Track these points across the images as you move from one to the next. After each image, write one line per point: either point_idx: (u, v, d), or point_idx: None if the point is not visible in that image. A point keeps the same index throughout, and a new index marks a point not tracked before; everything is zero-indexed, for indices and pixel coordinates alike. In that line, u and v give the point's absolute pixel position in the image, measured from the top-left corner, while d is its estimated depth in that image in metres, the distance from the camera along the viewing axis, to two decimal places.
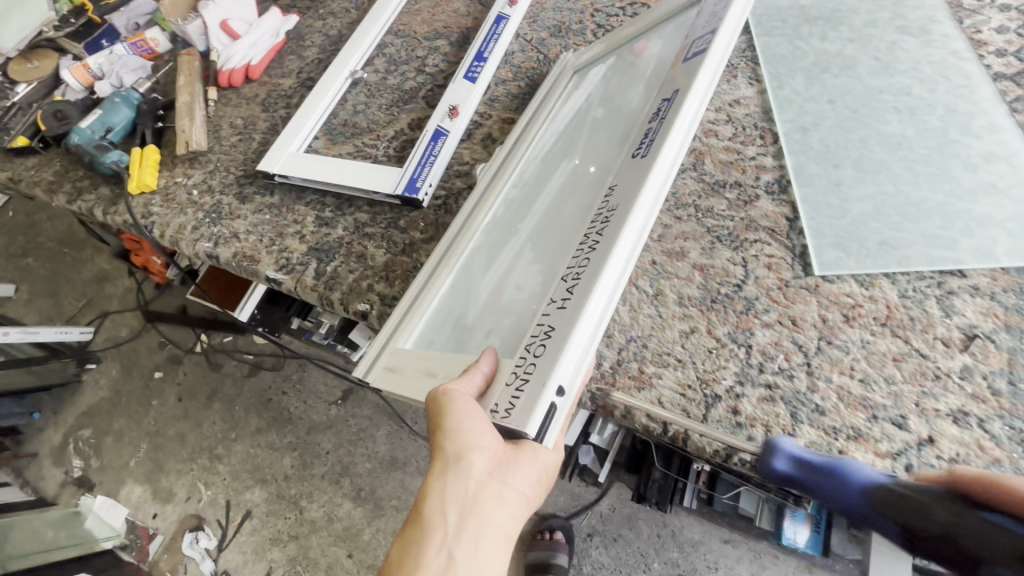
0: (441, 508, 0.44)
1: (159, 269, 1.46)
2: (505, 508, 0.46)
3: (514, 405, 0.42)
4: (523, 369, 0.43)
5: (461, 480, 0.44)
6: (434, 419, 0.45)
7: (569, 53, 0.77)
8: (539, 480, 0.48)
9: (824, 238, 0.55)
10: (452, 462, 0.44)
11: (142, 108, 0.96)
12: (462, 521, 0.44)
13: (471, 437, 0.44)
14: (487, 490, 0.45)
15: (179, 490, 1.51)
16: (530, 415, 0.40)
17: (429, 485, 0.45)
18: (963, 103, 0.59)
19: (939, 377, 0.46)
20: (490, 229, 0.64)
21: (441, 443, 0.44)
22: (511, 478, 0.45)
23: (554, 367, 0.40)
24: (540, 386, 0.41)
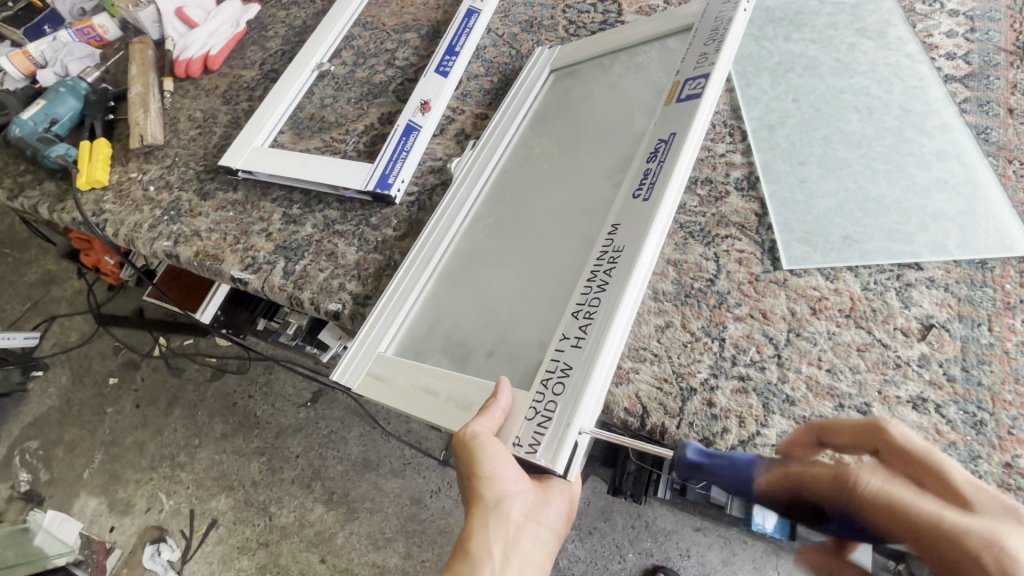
0: (485, 558, 0.43)
1: (111, 269, 1.38)
2: (544, 547, 0.46)
3: (539, 442, 0.43)
4: (543, 406, 0.45)
5: (501, 525, 0.44)
6: (464, 465, 0.44)
7: (542, 48, 0.78)
8: (567, 517, 0.49)
9: (791, 233, 0.56)
10: (491, 509, 0.44)
11: (91, 99, 0.90)
12: (507, 567, 0.43)
13: (506, 482, 0.44)
14: (526, 530, 0.45)
15: (138, 502, 1.44)
16: (558, 455, 0.42)
17: (468, 535, 0.44)
18: (917, 104, 0.62)
19: (900, 365, 0.48)
20: (471, 234, 0.64)
21: (479, 491, 0.44)
22: (544, 516, 0.46)
23: (578, 409, 0.42)
24: (564, 427, 0.42)
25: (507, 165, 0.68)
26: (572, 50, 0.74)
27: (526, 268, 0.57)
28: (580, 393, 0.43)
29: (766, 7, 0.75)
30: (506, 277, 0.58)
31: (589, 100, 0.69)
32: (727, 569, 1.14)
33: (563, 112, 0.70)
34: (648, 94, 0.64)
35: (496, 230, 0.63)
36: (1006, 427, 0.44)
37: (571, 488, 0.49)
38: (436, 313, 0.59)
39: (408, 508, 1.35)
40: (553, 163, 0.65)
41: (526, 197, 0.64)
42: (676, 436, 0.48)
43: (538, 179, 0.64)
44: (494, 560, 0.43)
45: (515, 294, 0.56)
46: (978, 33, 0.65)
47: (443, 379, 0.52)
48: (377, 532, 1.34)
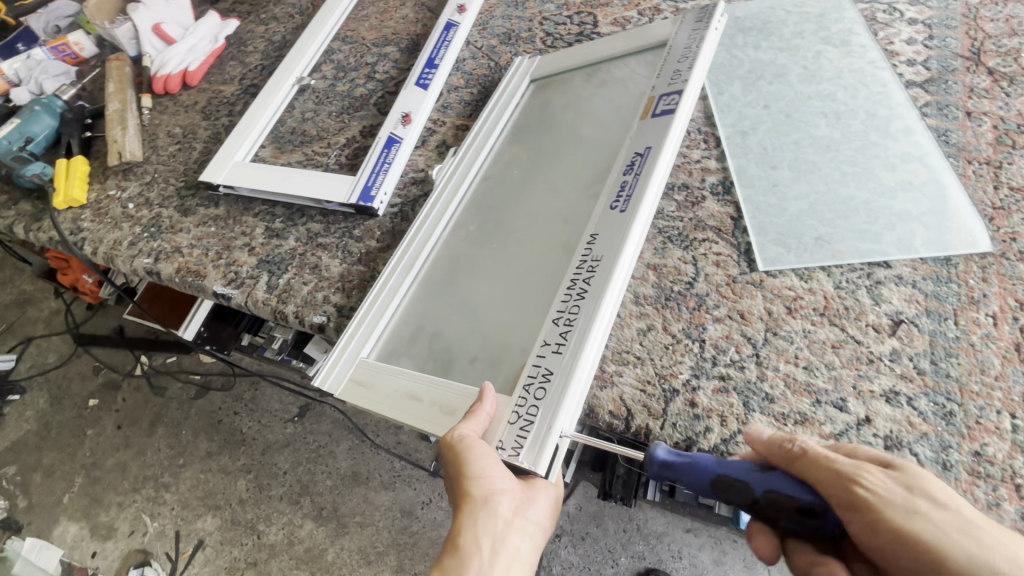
0: (474, 553, 0.43)
1: (89, 288, 1.36)
2: (531, 544, 0.46)
3: (522, 445, 0.44)
4: (525, 411, 0.45)
5: (490, 522, 0.44)
6: (452, 467, 0.45)
7: (521, 60, 0.79)
8: (554, 510, 0.49)
9: (766, 235, 0.58)
10: (479, 507, 0.44)
11: (67, 116, 0.90)
12: (495, 561, 0.43)
13: (494, 480, 0.44)
14: (514, 523, 0.45)
15: (121, 525, 1.41)
16: (540, 458, 0.43)
17: (457, 532, 0.44)
18: (881, 109, 0.64)
19: (873, 360, 0.50)
20: (453, 240, 0.64)
21: (467, 489, 0.44)
22: (532, 513, 0.46)
23: (559, 413, 0.43)
24: (546, 431, 0.44)
25: (488, 173, 0.69)
26: (552, 62, 0.75)
27: (508, 276, 0.58)
28: (561, 399, 0.44)
29: (736, 18, 0.77)
30: (488, 284, 0.59)
31: (568, 110, 0.70)
32: (719, 569, 1.15)
33: (543, 121, 0.71)
34: (625, 106, 0.66)
35: (477, 237, 0.63)
36: (975, 417, 0.46)
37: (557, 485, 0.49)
38: (419, 319, 0.60)
39: (399, 520, 1.34)
40: (533, 171, 0.66)
41: (507, 205, 0.64)
42: (660, 436, 0.49)
43: (519, 186, 0.66)
44: (483, 556, 0.43)
45: (497, 301, 0.57)
46: (936, 40, 0.68)
47: (430, 384, 0.53)
48: (368, 546, 1.32)
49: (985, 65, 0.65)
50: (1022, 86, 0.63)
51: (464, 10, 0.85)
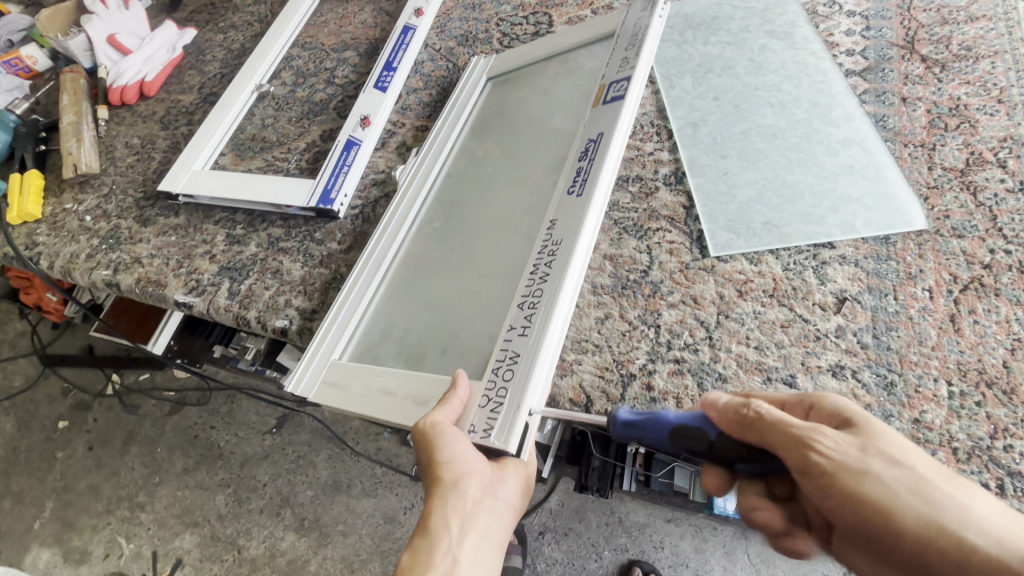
0: (443, 533, 0.43)
1: (54, 307, 1.33)
2: (502, 523, 0.47)
3: (493, 425, 0.44)
4: (494, 393, 0.46)
5: (461, 505, 0.44)
6: (422, 453, 0.45)
7: (478, 59, 0.80)
8: (524, 491, 0.49)
9: (716, 222, 0.60)
10: (449, 491, 0.44)
11: (20, 131, 0.88)
12: (464, 541, 0.44)
13: (465, 464, 0.44)
14: (485, 503, 0.45)
15: (95, 548, 1.37)
16: (510, 437, 0.43)
17: (428, 513, 0.44)
18: (823, 97, 0.66)
19: (819, 338, 0.52)
20: (419, 239, 0.65)
21: (437, 474, 0.44)
22: (503, 494, 0.46)
23: (527, 391, 0.44)
24: (515, 409, 0.44)
25: (451, 170, 0.70)
26: (507, 59, 0.77)
27: (473, 268, 0.59)
28: (527, 378, 0.44)
29: (685, 14, 0.80)
30: (455, 278, 0.59)
31: (525, 106, 0.71)
32: (700, 557, 1.17)
33: (502, 117, 0.72)
34: (579, 95, 0.67)
35: (444, 233, 0.64)
36: (914, 386, 0.48)
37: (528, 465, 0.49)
38: (390, 318, 0.60)
39: (382, 527, 1.33)
40: (495, 166, 0.67)
41: (471, 200, 0.65)
42: None
43: (481, 182, 0.66)
44: (453, 536, 0.43)
45: (465, 293, 0.57)
46: (873, 31, 0.71)
47: (401, 378, 0.53)
48: (351, 555, 1.31)
49: (919, 53, 0.68)
50: (953, 71, 0.66)
51: (421, 12, 0.86)
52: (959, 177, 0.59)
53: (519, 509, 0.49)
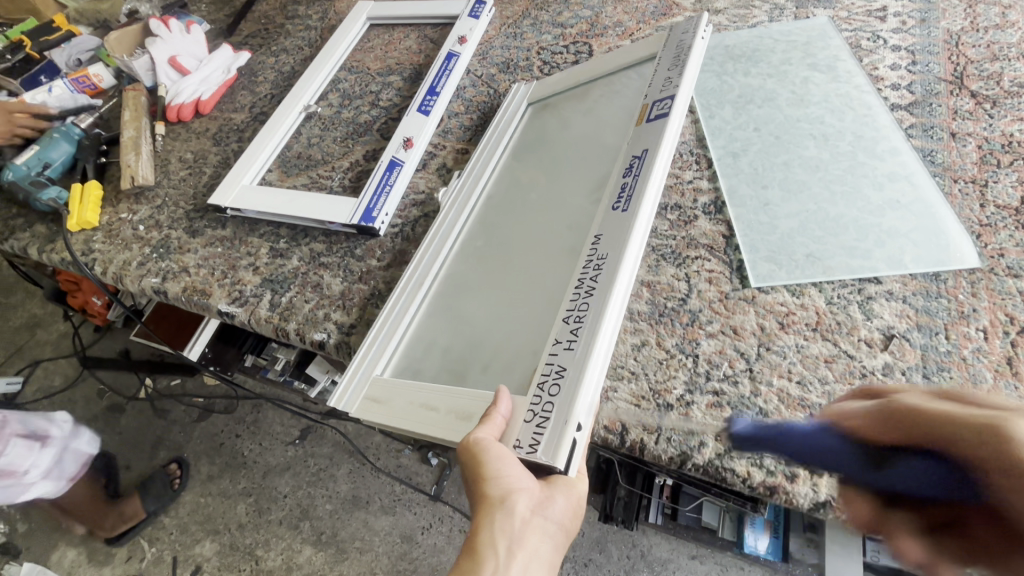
0: (490, 552, 0.42)
1: (98, 310, 1.39)
2: (552, 546, 0.45)
3: (539, 442, 0.43)
4: (540, 407, 0.45)
5: (508, 522, 0.43)
6: (468, 469, 0.44)
7: (520, 86, 0.83)
8: (576, 514, 0.47)
9: (757, 252, 0.59)
10: (497, 507, 0.43)
11: (84, 143, 0.94)
12: (512, 561, 0.42)
13: (512, 480, 0.43)
14: (533, 523, 0.44)
15: (118, 551, 1.41)
16: (558, 453, 0.42)
17: (474, 531, 0.43)
18: (868, 130, 0.66)
19: (865, 375, 0.50)
20: (457, 260, 0.66)
21: (484, 490, 0.43)
22: (553, 514, 0.45)
23: (574, 405, 0.43)
24: (563, 424, 0.43)
25: (490, 193, 0.71)
26: (546, 88, 0.78)
27: (512, 286, 0.59)
28: (574, 392, 0.44)
29: (727, 46, 0.80)
30: (494, 296, 0.60)
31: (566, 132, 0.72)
32: None
33: (541, 141, 0.74)
34: (618, 118, 0.68)
35: (481, 255, 0.65)
36: None
37: (576, 485, 0.47)
38: (427, 336, 0.61)
39: (399, 546, 1.32)
40: (533, 190, 0.68)
41: (508, 223, 0.66)
42: (655, 451, 0.49)
43: (520, 206, 0.67)
44: (499, 555, 0.42)
45: (502, 312, 0.58)
46: (919, 65, 0.71)
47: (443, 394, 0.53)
48: (367, 572, 1.30)
49: (968, 88, 0.67)
50: (1004, 108, 0.65)
51: (465, 40, 0.89)
52: (1014, 216, 0.57)
53: (571, 531, 0.47)
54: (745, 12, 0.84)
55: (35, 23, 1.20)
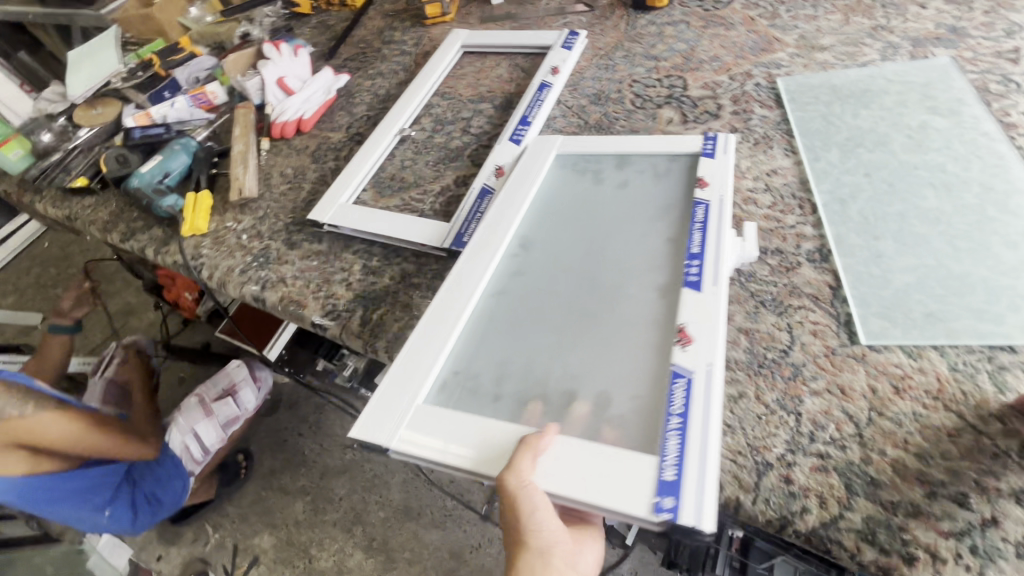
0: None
1: (189, 305, 1.51)
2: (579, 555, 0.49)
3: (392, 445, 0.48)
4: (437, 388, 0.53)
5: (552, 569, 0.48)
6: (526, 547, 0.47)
7: (665, 158, 0.71)
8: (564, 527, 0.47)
9: (869, 307, 0.56)
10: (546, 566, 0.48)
11: (199, 155, 1.03)
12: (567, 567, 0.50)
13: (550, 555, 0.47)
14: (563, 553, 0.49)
15: (187, 531, 1.49)
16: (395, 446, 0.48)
17: None
18: (999, 182, 0.61)
19: (998, 455, 0.46)
20: (575, 411, 0.48)
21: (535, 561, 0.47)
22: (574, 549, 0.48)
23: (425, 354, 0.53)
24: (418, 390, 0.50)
25: (667, 312, 0.52)
26: (582, 142, 0.74)
27: (516, 324, 0.56)
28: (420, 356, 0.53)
29: (833, 85, 0.78)
30: (501, 327, 0.56)
31: (670, 214, 0.63)
32: None
33: (576, 210, 0.67)
34: (649, 204, 0.65)
35: (517, 359, 0.53)
36: None
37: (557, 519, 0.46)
38: (385, 397, 0.50)
39: (446, 562, 1.34)
40: (569, 261, 0.61)
41: (547, 299, 0.57)
42: (752, 512, 0.47)
43: (586, 317, 0.55)
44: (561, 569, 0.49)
45: (492, 329, 0.56)
46: None
47: (507, 432, 0.46)
48: None
49: None
50: None
51: (558, 71, 0.91)
52: None
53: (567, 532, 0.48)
54: (855, 49, 0.81)
55: (162, 44, 1.32)
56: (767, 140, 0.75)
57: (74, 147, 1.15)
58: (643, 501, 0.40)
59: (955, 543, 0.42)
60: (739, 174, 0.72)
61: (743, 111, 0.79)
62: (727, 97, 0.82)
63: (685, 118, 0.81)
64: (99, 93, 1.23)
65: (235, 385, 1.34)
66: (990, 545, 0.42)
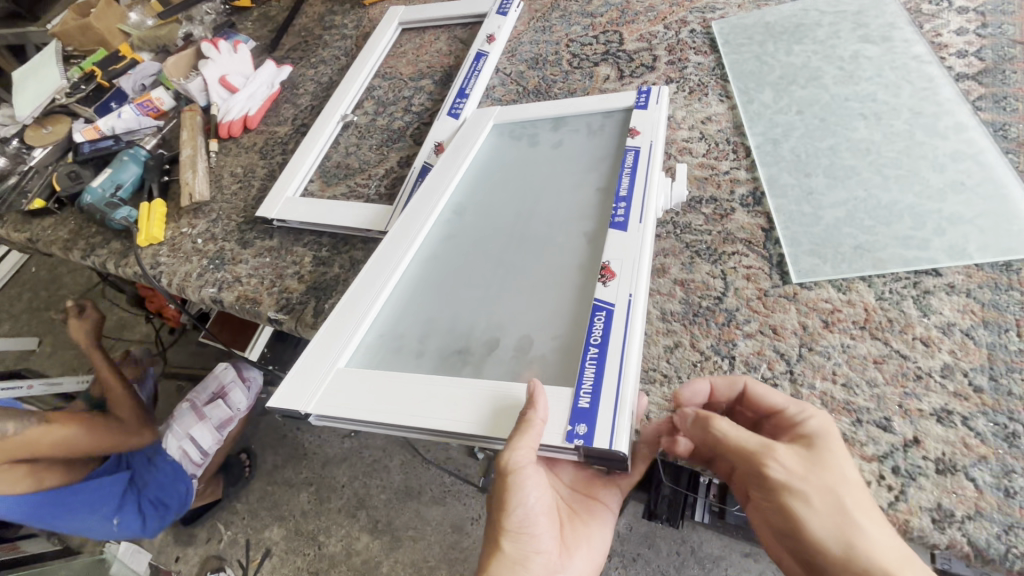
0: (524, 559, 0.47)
1: (173, 314, 1.51)
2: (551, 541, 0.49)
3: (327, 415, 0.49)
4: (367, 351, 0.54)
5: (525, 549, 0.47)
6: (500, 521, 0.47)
7: (599, 114, 0.70)
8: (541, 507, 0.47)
9: (800, 246, 0.56)
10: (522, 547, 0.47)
11: (149, 164, 1.02)
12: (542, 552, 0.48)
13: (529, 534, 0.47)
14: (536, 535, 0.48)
15: (200, 532, 1.54)
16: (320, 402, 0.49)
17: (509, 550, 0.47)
18: (928, 105, 0.61)
19: (921, 377, 0.47)
20: (497, 356, 0.49)
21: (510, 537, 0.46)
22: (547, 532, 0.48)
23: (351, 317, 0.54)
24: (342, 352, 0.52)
25: (592, 255, 0.54)
26: (516, 111, 0.73)
27: (445, 286, 0.57)
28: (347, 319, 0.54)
29: (767, 23, 0.76)
30: (430, 292, 0.57)
31: (602, 165, 0.63)
32: None
33: (511, 173, 0.67)
34: (582, 157, 0.65)
35: (443, 319, 0.54)
36: None
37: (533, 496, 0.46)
38: (311, 359, 0.51)
39: (450, 535, 1.38)
40: (499, 221, 0.61)
41: (477, 259, 0.58)
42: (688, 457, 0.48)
43: (512, 270, 0.56)
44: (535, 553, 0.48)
45: (422, 293, 0.57)
46: (990, 28, 0.66)
47: (432, 385, 0.47)
48: (421, 560, 1.37)
49: None
50: None
51: (493, 39, 0.89)
52: None
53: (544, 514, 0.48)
54: None
55: (104, 54, 1.29)
56: (702, 87, 0.73)
57: (27, 169, 1.12)
58: (558, 431, 0.42)
59: (878, 466, 0.43)
60: (675, 125, 0.71)
61: (678, 60, 0.77)
62: (662, 47, 0.80)
63: (621, 74, 0.79)
64: (47, 111, 1.21)
65: (225, 387, 1.31)
66: (911, 464, 0.43)
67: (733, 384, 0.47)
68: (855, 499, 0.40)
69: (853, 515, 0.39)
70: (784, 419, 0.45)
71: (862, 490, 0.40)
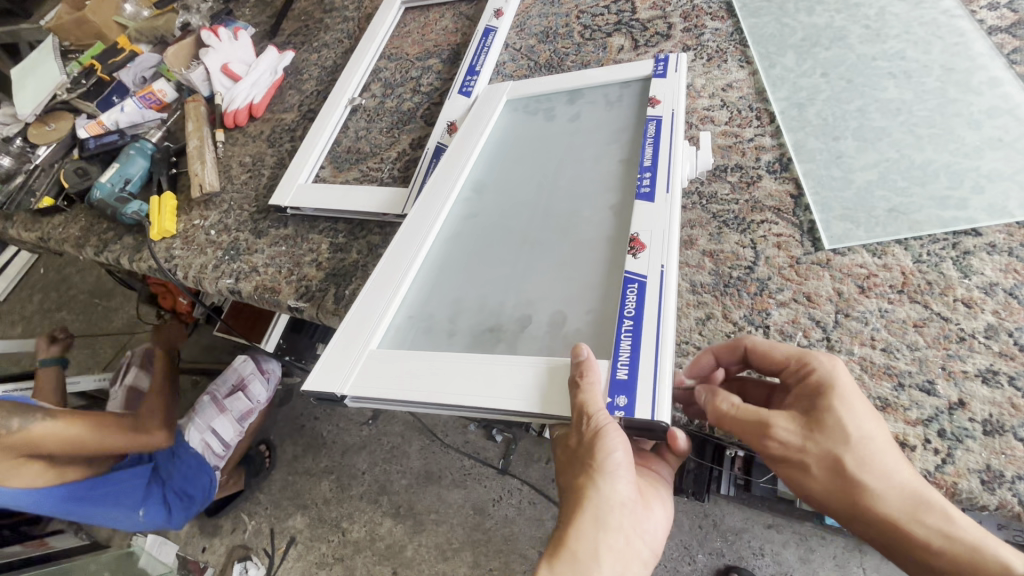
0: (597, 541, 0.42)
1: (185, 309, 1.51)
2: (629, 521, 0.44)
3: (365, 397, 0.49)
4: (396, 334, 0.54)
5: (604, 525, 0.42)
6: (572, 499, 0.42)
7: (616, 84, 0.68)
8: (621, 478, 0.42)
9: (831, 211, 0.55)
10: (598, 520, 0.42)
11: (156, 157, 1.01)
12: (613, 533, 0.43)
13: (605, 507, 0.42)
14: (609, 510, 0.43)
15: (225, 522, 1.56)
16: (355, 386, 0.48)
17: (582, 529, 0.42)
18: (961, 61, 0.59)
19: (963, 339, 0.46)
20: (529, 333, 0.48)
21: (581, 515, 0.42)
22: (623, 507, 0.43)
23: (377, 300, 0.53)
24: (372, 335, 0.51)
25: (620, 227, 0.53)
26: (530, 84, 0.72)
27: (471, 265, 0.56)
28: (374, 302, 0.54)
29: None
30: (456, 272, 0.56)
31: (623, 136, 0.61)
32: (806, 568, 1.08)
33: (530, 148, 0.65)
34: (603, 129, 0.64)
35: (471, 298, 0.53)
36: None
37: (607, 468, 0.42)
38: (341, 345, 0.51)
39: (472, 517, 1.39)
40: (520, 197, 0.60)
41: (501, 237, 0.57)
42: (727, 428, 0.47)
43: (539, 246, 0.55)
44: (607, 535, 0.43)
45: (448, 274, 0.56)
46: None
47: (467, 364, 0.46)
48: (445, 543, 1.38)
49: None
50: None
51: (501, 14, 0.87)
52: None
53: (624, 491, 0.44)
54: None
55: (102, 47, 1.28)
56: (721, 53, 0.71)
57: (33, 167, 1.11)
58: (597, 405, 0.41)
59: (923, 429, 0.43)
60: (694, 94, 0.69)
61: (694, 27, 0.75)
62: (677, 14, 0.78)
63: (636, 44, 0.77)
64: (47, 108, 1.18)
65: (245, 379, 1.32)
66: (957, 427, 0.42)
67: (734, 349, 0.47)
68: (856, 453, 0.39)
69: (854, 471, 0.39)
70: (788, 374, 0.44)
71: (872, 443, 0.39)
